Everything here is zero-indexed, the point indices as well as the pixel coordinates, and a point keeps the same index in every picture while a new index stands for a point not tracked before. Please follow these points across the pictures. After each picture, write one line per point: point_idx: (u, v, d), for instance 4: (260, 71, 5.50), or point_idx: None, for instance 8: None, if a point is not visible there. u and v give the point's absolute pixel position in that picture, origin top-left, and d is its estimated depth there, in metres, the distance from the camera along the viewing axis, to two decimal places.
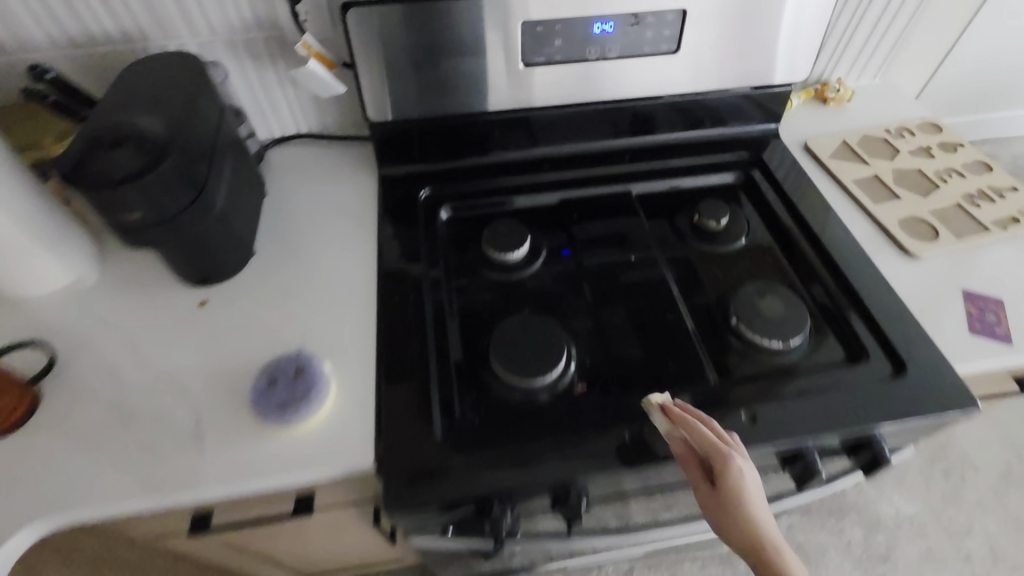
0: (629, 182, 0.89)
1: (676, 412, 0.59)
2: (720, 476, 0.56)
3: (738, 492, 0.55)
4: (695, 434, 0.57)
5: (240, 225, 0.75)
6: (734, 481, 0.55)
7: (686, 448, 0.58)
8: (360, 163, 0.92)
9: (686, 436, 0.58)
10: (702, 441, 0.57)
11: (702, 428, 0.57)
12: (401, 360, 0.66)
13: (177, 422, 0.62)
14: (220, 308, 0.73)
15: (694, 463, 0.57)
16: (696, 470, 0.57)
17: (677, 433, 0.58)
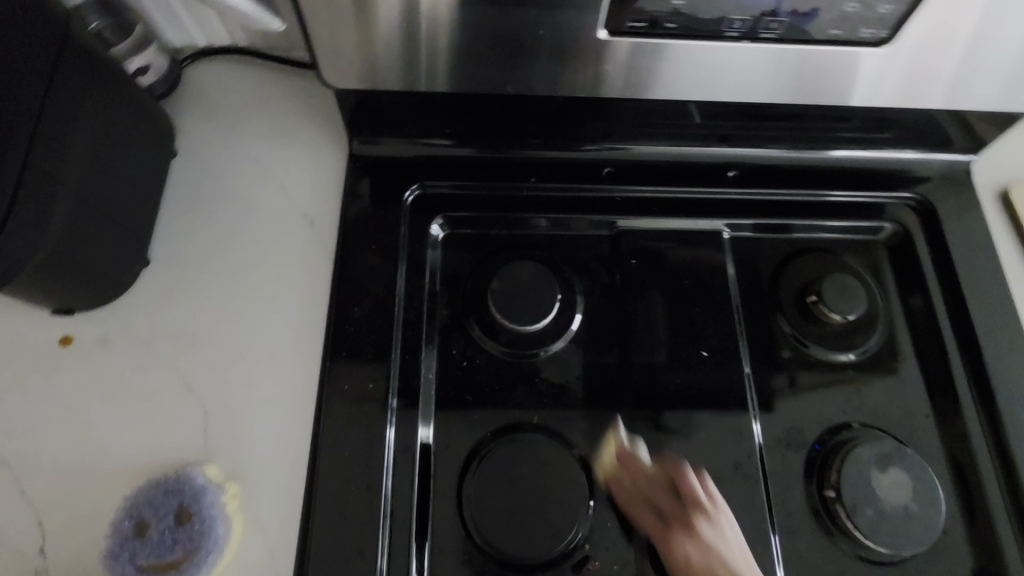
0: (718, 218, 0.60)
1: (676, 505, 0.47)
2: (716, 564, 0.44)
3: (726, 561, 0.44)
4: (702, 544, 0.45)
5: (116, 232, 0.49)
6: (705, 545, 0.45)
7: (694, 561, 0.45)
8: (317, 112, 0.60)
9: (690, 533, 0.45)
10: (712, 542, 0.45)
11: (705, 522, 0.46)
12: (342, 493, 0.46)
13: (16, 542, 0.44)
14: (90, 357, 0.50)
15: (666, 512, 0.47)
16: (677, 552, 0.45)
17: (679, 533, 0.46)
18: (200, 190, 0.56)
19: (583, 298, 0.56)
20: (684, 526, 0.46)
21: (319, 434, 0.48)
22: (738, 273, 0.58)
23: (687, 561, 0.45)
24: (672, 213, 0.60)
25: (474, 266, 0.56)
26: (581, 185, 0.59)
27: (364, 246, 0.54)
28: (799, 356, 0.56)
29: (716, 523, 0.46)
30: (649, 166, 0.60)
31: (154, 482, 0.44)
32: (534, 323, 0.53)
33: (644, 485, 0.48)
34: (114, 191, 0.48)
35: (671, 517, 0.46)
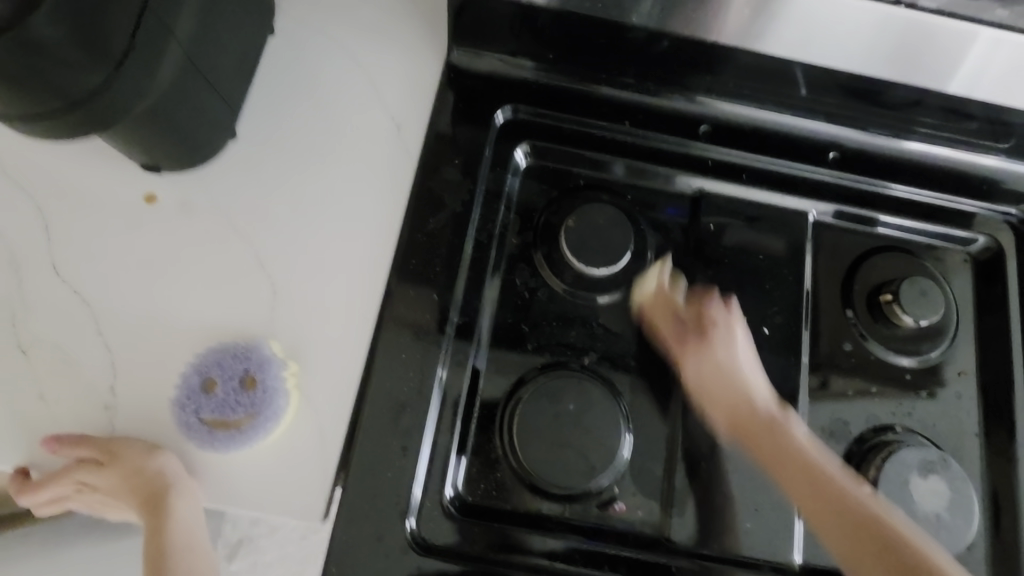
0: (806, 198, 0.58)
1: (696, 325, 0.51)
2: (710, 375, 0.50)
3: (733, 369, 0.50)
4: (716, 348, 0.50)
5: (211, 95, 0.48)
6: (711, 361, 0.50)
7: (703, 370, 0.50)
8: (423, 14, 0.58)
9: (703, 357, 0.50)
10: (719, 349, 0.50)
11: (716, 335, 0.50)
12: (394, 392, 0.48)
13: (89, 374, 0.47)
14: (171, 219, 0.51)
15: (686, 325, 0.51)
16: (691, 355, 0.51)
17: (698, 351, 0.50)
18: (295, 74, 0.56)
19: (654, 254, 0.55)
20: (699, 339, 0.50)
21: (379, 333, 0.49)
22: (815, 259, 0.57)
23: (699, 352, 0.50)
24: (761, 185, 0.58)
25: (550, 201, 0.55)
26: (673, 138, 0.57)
27: (448, 160, 0.53)
28: (859, 352, 0.55)
29: (731, 339, 0.50)
30: (747, 132, 0.58)
31: (222, 347, 0.47)
32: (601, 268, 0.52)
33: (672, 317, 0.52)
34: (212, 51, 0.47)
35: (695, 326, 0.51)
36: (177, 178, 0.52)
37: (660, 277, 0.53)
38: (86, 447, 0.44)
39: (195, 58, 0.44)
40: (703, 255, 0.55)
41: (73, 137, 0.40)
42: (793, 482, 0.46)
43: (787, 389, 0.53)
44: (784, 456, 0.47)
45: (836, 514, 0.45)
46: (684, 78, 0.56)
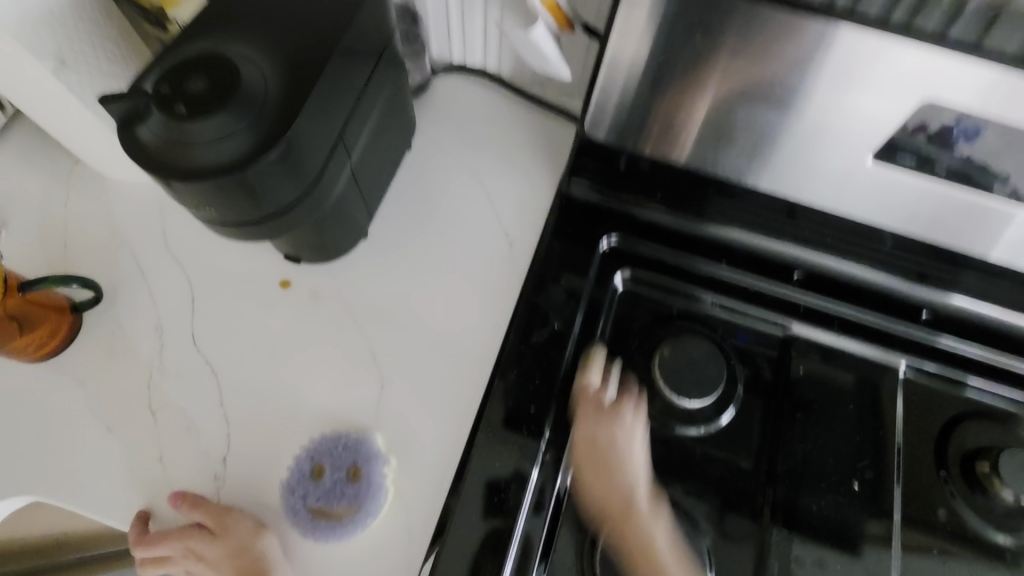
0: (896, 352, 0.59)
1: (603, 406, 0.51)
2: (608, 448, 0.49)
3: (615, 455, 0.49)
4: (623, 432, 0.50)
5: (362, 203, 0.55)
6: (607, 439, 0.49)
7: (595, 443, 0.49)
8: (546, 148, 0.65)
9: (599, 440, 0.49)
10: (626, 428, 0.50)
11: (625, 423, 0.50)
12: (487, 503, 0.47)
13: (206, 442, 0.50)
14: (299, 305, 0.56)
15: (594, 407, 0.51)
16: (587, 432, 0.50)
17: (603, 423, 0.50)
18: (429, 188, 0.62)
19: (742, 389, 0.56)
20: (605, 416, 0.51)
21: (476, 437, 0.50)
22: (907, 416, 0.56)
23: (587, 450, 0.49)
24: (851, 333, 0.59)
25: (645, 326, 0.57)
26: (767, 280, 0.60)
27: (554, 279, 0.57)
28: (954, 522, 0.52)
29: (627, 427, 0.50)
30: (842, 283, 0.60)
31: (335, 435, 0.50)
32: (693, 399, 0.54)
33: (590, 399, 0.52)
34: (371, 170, 0.54)
35: (607, 410, 0.51)
36: (310, 268, 0.57)
37: (592, 375, 0.53)
38: (200, 510, 0.46)
39: (358, 177, 0.52)
40: (792, 398, 0.56)
41: (253, 238, 0.46)
42: (614, 523, 0.48)
43: (878, 552, 0.51)
44: (622, 515, 0.48)
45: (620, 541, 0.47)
46: (779, 228, 0.59)
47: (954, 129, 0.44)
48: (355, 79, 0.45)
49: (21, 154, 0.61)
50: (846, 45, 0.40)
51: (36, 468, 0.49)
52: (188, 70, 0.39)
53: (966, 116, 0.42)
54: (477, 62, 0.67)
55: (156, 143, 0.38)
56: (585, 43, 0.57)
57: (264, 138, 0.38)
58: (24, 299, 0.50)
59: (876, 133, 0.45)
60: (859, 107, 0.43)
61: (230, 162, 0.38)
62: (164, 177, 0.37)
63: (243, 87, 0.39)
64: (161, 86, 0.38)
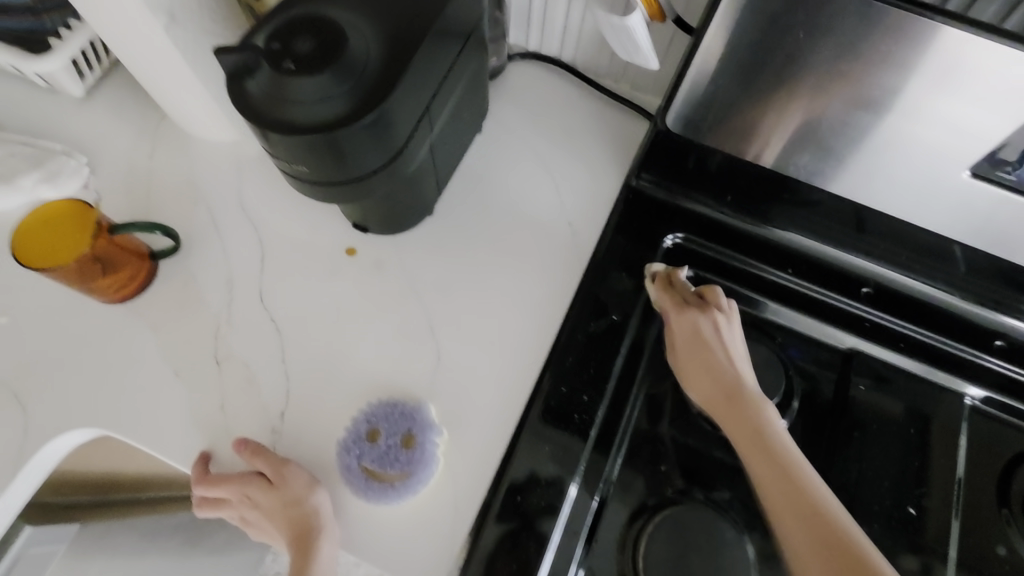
0: (962, 379, 0.56)
1: (696, 303, 0.53)
2: (705, 351, 0.51)
3: (715, 346, 0.51)
4: (715, 334, 0.51)
5: (433, 178, 0.55)
6: (691, 322, 0.52)
7: (678, 341, 0.53)
8: (616, 142, 0.65)
9: (685, 322, 0.52)
10: (722, 326, 0.52)
11: (721, 320, 0.52)
12: (534, 484, 0.48)
13: (267, 396, 0.52)
14: (363, 273, 0.57)
15: (685, 302, 0.54)
16: (681, 344, 0.52)
17: (688, 314, 0.53)
18: (496, 171, 0.63)
19: (799, 401, 0.55)
20: (691, 307, 0.53)
21: (527, 420, 0.50)
22: (971, 446, 0.54)
23: (688, 334, 0.52)
24: (916, 355, 0.57)
25: None
26: (832, 293, 0.59)
27: (616, 271, 0.57)
28: (1014, 561, 0.50)
29: (728, 341, 0.51)
30: (912, 303, 0.58)
31: (392, 402, 0.50)
32: None
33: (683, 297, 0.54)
34: (447, 146, 0.55)
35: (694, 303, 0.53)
36: (376, 239, 0.59)
37: (670, 265, 0.56)
38: (262, 458, 0.48)
39: (435, 152, 0.52)
40: (850, 415, 0.54)
41: (335, 200, 0.47)
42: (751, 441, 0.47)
43: None
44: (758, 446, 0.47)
45: (804, 526, 0.43)
46: (840, 240, 0.58)
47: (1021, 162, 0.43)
48: (445, 56, 0.45)
49: (111, 105, 0.64)
50: (962, 53, 0.38)
51: (108, 402, 0.51)
52: (297, 30, 0.40)
53: None
54: (553, 50, 0.67)
55: (261, 96, 0.39)
56: (670, 35, 0.57)
57: (363, 103, 0.39)
58: (113, 240, 0.52)
59: (975, 146, 0.43)
60: (963, 119, 0.42)
61: (329, 124, 0.39)
62: (262, 129, 0.39)
63: (346, 51, 0.39)
64: (270, 43, 0.39)
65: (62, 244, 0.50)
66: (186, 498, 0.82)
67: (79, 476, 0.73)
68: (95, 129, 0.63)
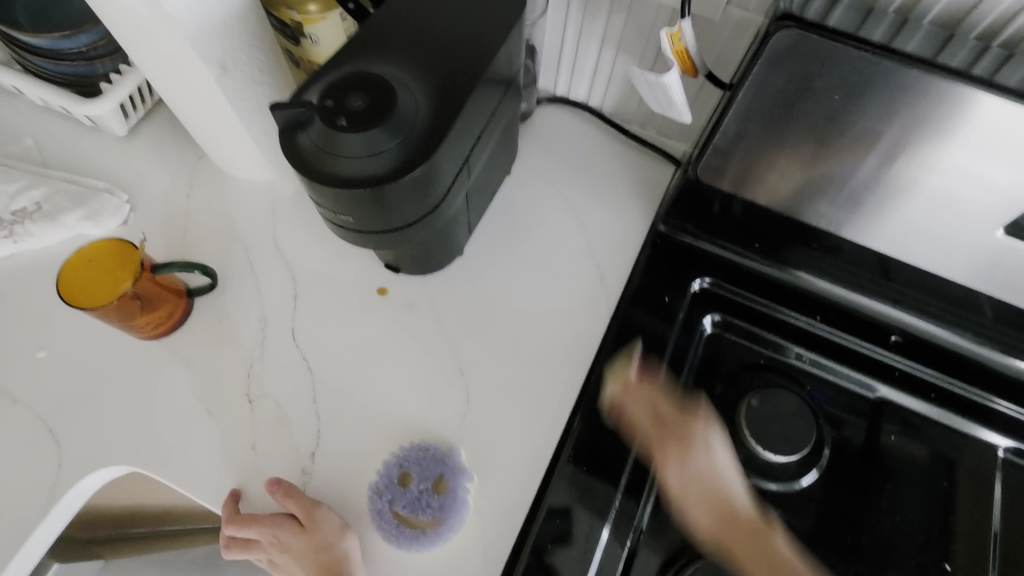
0: (992, 430, 0.56)
1: (671, 421, 0.52)
2: (694, 488, 0.50)
3: (713, 486, 0.50)
4: (701, 472, 0.50)
5: (466, 222, 0.57)
6: (689, 471, 0.50)
7: (673, 488, 0.50)
8: (641, 186, 0.66)
9: (680, 468, 0.50)
10: (701, 457, 0.51)
11: (700, 432, 0.52)
12: (570, 532, 0.47)
13: (297, 437, 0.52)
14: (393, 313, 0.58)
15: (663, 417, 0.52)
16: (679, 463, 0.50)
17: (671, 456, 0.51)
18: (524, 213, 0.64)
19: (829, 450, 0.54)
20: (678, 435, 0.51)
21: (557, 466, 0.50)
22: (1006, 500, 0.53)
23: (676, 456, 0.51)
24: (945, 405, 0.57)
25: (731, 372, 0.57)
26: (860, 340, 0.59)
27: (647, 314, 0.57)
28: None
29: (711, 456, 0.51)
30: (943, 352, 0.57)
31: (422, 445, 0.51)
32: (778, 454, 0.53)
33: (653, 412, 0.52)
34: (481, 189, 0.56)
35: (671, 422, 0.52)
36: (407, 278, 0.60)
37: (627, 372, 0.53)
38: (293, 500, 0.48)
39: (470, 198, 0.54)
40: (882, 465, 0.54)
41: (374, 245, 0.48)
42: (766, 572, 0.47)
43: None
44: (764, 554, 0.48)
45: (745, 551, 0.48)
46: (865, 285, 0.57)
47: None
48: (486, 110, 0.47)
49: (152, 144, 0.66)
50: (991, 118, 0.40)
51: (140, 440, 0.52)
52: (351, 87, 0.41)
53: None
54: (579, 96, 0.69)
55: (312, 148, 0.40)
56: (697, 86, 0.59)
57: (411, 157, 0.41)
58: (154, 279, 0.54)
59: (1008, 205, 0.44)
60: (995, 179, 0.43)
61: (376, 177, 0.40)
62: (314, 181, 0.40)
63: (397, 109, 0.41)
64: (325, 99, 0.41)
65: (108, 284, 0.53)
66: (200, 534, 0.81)
67: (106, 499, 0.73)
68: (135, 167, 0.65)
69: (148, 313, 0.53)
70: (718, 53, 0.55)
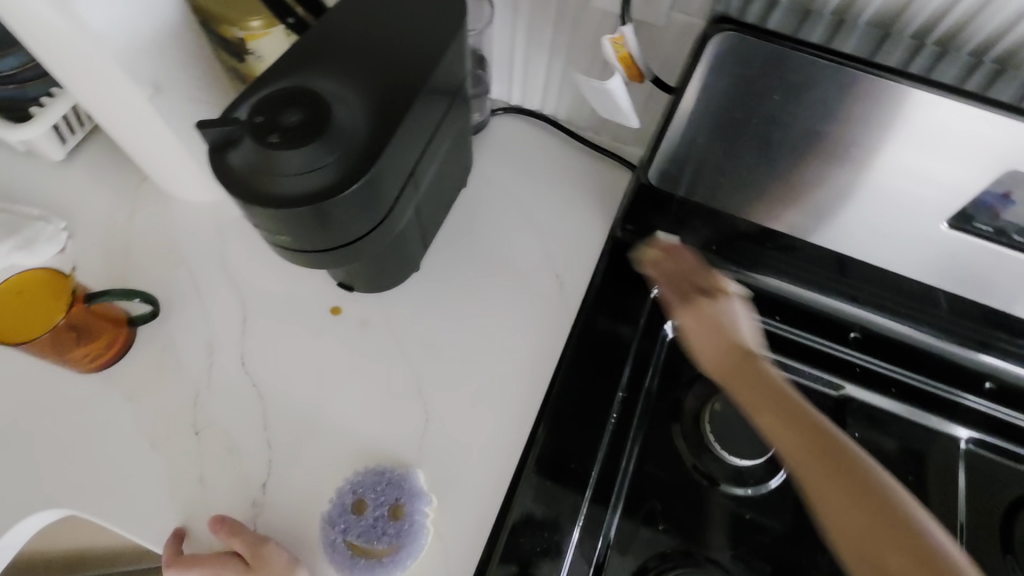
0: (957, 423, 0.56)
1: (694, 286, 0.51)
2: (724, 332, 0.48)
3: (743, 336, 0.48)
4: (725, 318, 0.49)
5: (420, 237, 0.55)
6: (711, 320, 0.48)
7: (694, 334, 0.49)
8: (599, 193, 0.65)
9: (698, 316, 0.49)
10: (724, 314, 0.49)
11: (729, 305, 0.50)
12: (533, 553, 0.46)
13: (248, 468, 0.49)
14: (348, 333, 0.56)
15: (685, 288, 0.51)
16: (695, 312, 0.49)
17: (691, 312, 0.50)
18: (481, 224, 0.63)
19: None
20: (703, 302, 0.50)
21: (520, 483, 0.49)
22: (971, 492, 0.53)
23: (703, 322, 0.49)
24: (908, 399, 0.57)
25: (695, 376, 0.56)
26: (821, 338, 0.59)
27: (608, 322, 0.56)
28: None
29: (734, 308, 0.49)
30: (904, 346, 0.57)
31: (379, 469, 0.49)
32: (744, 458, 0.52)
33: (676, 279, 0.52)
34: (432, 202, 0.54)
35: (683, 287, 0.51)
36: (362, 296, 0.58)
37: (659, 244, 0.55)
38: (240, 537, 0.45)
39: (421, 211, 0.52)
40: None
41: (321, 264, 0.47)
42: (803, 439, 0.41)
43: None
44: (808, 434, 0.41)
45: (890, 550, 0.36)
46: (824, 283, 0.57)
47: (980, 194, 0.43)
48: (430, 121, 0.46)
49: (93, 168, 0.64)
50: (930, 113, 0.40)
51: (80, 479, 0.49)
52: (284, 102, 0.39)
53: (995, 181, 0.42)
54: (534, 105, 0.69)
55: (245, 168, 0.38)
56: (647, 91, 0.59)
57: (350, 172, 0.39)
58: (88, 309, 0.51)
59: (954, 198, 0.44)
60: (937, 173, 0.43)
61: (316, 196, 0.39)
62: (248, 202, 0.38)
63: (334, 123, 0.39)
64: (255, 114, 0.39)
65: (39, 316, 0.50)
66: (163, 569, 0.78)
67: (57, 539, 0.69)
68: (74, 192, 0.62)
69: (84, 346, 0.51)
70: (666, 59, 0.55)
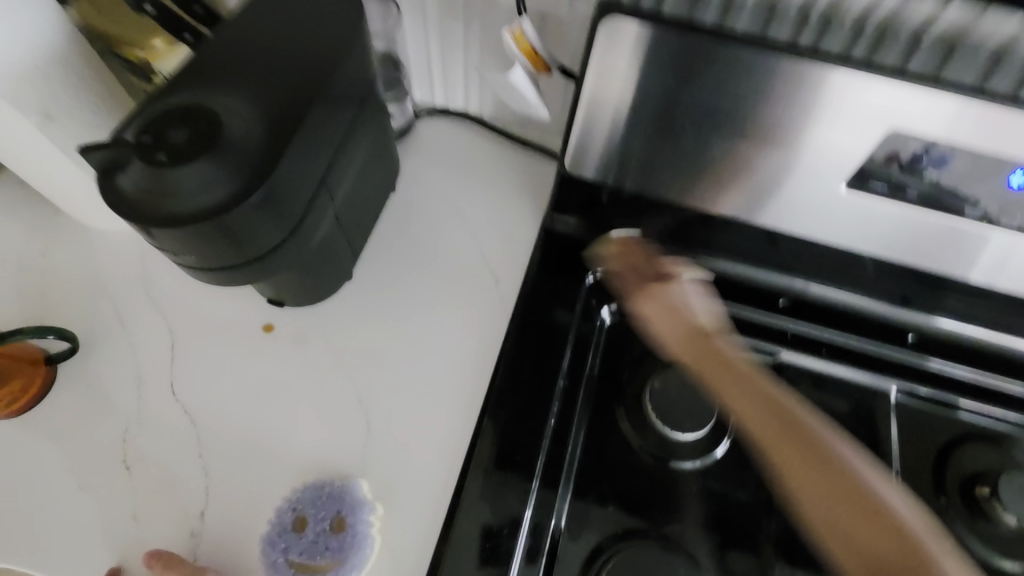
0: (887, 377, 0.58)
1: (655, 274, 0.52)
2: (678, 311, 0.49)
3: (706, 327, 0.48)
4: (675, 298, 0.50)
5: (346, 245, 0.55)
6: (664, 300, 0.50)
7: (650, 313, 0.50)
8: (529, 186, 0.66)
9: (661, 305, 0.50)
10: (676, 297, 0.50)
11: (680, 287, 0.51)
12: (483, 550, 0.46)
13: (184, 499, 0.48)
14: (283, 351, 0.55)
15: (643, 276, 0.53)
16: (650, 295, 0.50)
17: (656, 293, 0.50)
18: (413, 228, 0.62)
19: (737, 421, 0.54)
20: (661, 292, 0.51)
21: (465, 481, 0.49)
22: (906, 442, 0.56)
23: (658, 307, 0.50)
24: (840, 359, 0.59)
25: (634, 358, 0.56)
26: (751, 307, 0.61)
27: (545, 313, 0.57)
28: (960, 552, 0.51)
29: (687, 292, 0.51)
30: (829, 308, 0.59)
31: (319, 483, 0.48)
32: (686, 432, 0.52)
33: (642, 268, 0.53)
34: (353, 210, 0.54)
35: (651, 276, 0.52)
36: (295, 312, 0.57)
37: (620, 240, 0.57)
38: (175, 569, 0.44)
39: (341, 220, 0.52)
40: None
41: (235, 282, 0.45)
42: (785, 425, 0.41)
43: None
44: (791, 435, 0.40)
45: None
46: (751, 255, 0.59)
47: (924, 156, 0.44)
48: (336, 129, 0.45)
49: (2, 204, 0.61)
50: (814, 80, 0.41)
51: (4, 530, 0.47)
52: (171, 120, 0.39)
53: (936, 145, 0.43)
54: (458, 105, 0.69)
55: (136, 190, 0.38)
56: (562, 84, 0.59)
57: (247, 184, 0.39)
58: None
59: (853, 160, 0.46)
60: (831, 139, 0.45)
61: (213, 211, 0.38)
62: (143, 225, 0.37)
63: (224, 136, 0.39)
64: (143, 135, 0.39)
65: None
66: None
67: None
68: None
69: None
70: (574, 51, 0.56)
